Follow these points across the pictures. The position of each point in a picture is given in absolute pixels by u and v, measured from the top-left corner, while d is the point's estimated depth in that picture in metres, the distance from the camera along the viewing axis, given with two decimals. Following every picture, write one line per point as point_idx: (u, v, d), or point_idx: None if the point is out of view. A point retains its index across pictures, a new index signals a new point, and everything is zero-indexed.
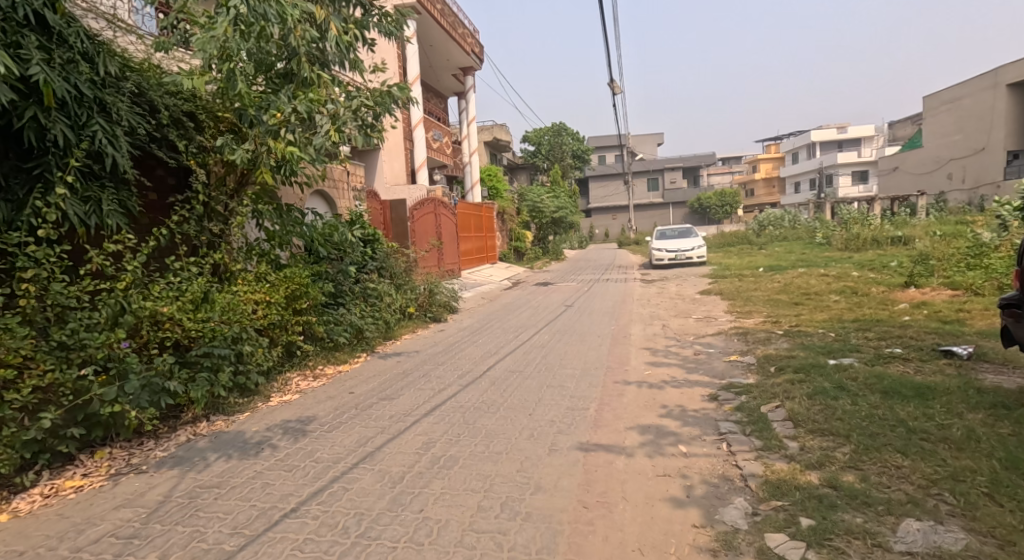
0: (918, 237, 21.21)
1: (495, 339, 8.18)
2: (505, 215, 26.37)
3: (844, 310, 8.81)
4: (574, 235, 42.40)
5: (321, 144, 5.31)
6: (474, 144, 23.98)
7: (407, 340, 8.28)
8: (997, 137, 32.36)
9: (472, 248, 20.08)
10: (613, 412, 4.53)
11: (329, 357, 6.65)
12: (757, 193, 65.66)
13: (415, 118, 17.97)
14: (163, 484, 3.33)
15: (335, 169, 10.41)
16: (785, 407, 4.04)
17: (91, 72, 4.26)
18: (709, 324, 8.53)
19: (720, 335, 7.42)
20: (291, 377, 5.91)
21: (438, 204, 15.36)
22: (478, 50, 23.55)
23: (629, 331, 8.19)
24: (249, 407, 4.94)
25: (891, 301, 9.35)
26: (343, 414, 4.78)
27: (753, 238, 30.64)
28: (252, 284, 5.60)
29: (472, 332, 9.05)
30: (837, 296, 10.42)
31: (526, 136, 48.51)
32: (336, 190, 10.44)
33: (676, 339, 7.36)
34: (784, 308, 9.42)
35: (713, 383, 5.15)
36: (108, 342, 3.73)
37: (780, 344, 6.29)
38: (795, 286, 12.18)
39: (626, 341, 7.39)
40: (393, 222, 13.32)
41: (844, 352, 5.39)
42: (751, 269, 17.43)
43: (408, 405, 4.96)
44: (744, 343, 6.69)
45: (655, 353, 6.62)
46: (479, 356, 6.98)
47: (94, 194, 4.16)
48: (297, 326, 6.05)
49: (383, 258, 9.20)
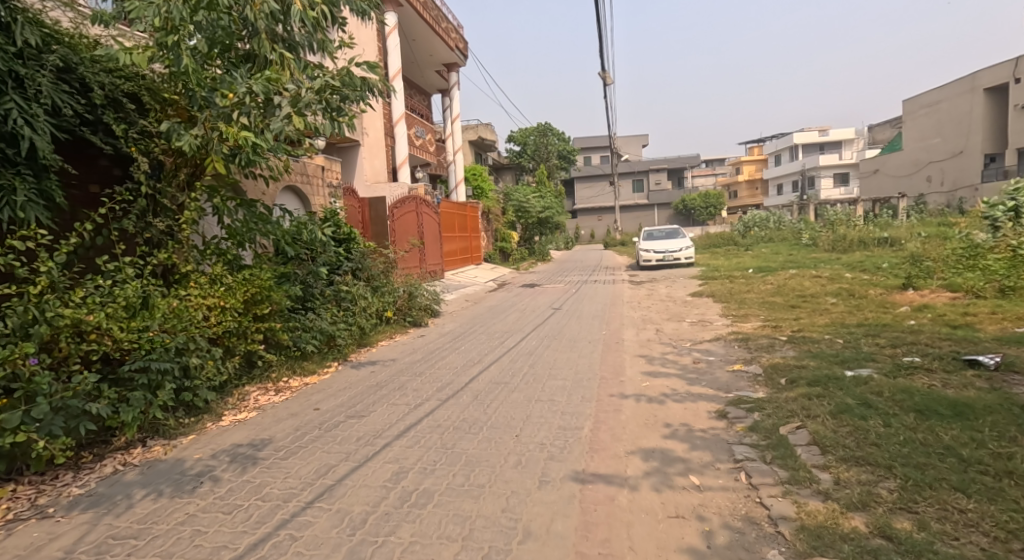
0: (906, 238, 21.09)
1: (478, 345, 7.64)
2: (491, 216, 25.85)
3: (844, 314, 8.40)
4: (560, 236, 42.09)
5: (279, 129, 4.69)
6: (458, 143, 23.46)
7: (384, 347, 7.70)
8: (975, 141, 32.60)
9: (456, 249, 19.51)
10: (610, 433, 4.01)
11: (295, 368, 6.06)
12: (739, 196, 66.07)
13: (396, 114, 17.39)
14: (68, 536, 2.75)
15: (309, 163, 9.87)
16: (807, 427, 3.57)
17: (3, 41, 3.73)
18: (705, 328, 8.07)
19: (718, 341, 6.96)
20: (249, 392, 5.31)
21: (420, 201, 14.75)
22: (461, 46, 22.96)
23: (621, 336, 7.71)
24: (195, 428, 4.35)
25: (890, 304, 8.97)
26: (304, 436, 4.20)
27: (739, 239, 30.49)
28: (205, 288, 5.01)
29: (454, 337, 8.51)
30: (834, 299, 10.02)
31: (512, 136, 48.17)
32: (310, 186, 9.86)
33: (672, 346, 6.88)
34: (781, 313, 9.00)
35: (719, 397, 4.65)
36: (13, 358, 3.19)
37: (785, 353, 5.83)
38: (789, 288, 11.81)
39: (619, 348, 6.90)
40: (373, 221, 12.68)
41: (858, 362, 4.93)
42: (741, 271, 17.08)
43: (379, 425, 4.40)
44: (747, 351, 6.22)
45: (652, 361, 6.13)
46: (461, 364, 6.44)
47: (6, 181, 3.64)
48: (257, 333, 5.46)
49: (359, 259, 8.61)
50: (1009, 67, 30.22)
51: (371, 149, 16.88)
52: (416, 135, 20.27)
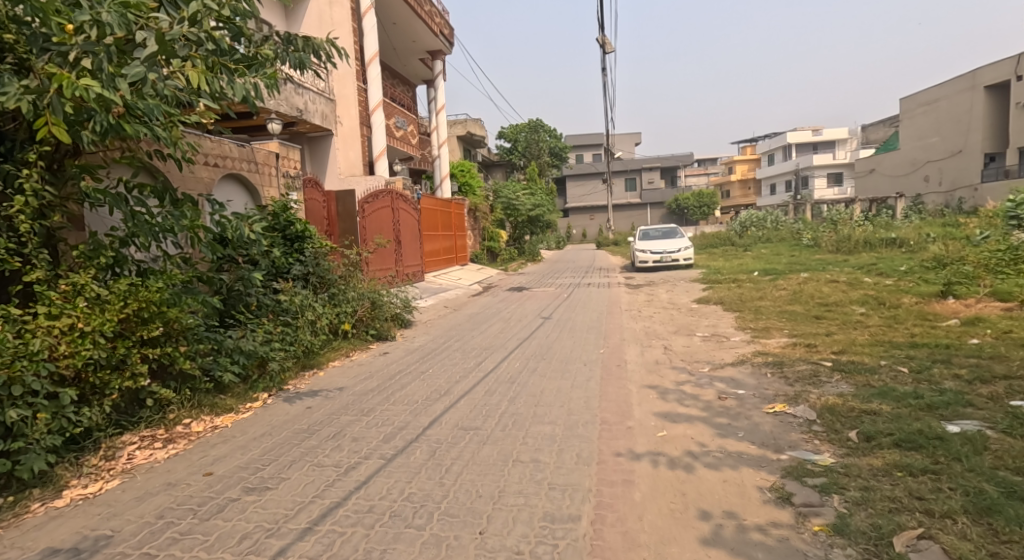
0: (915, 239, 20.00)
1: (451, 367, 6.31)
2: (478, 214, 24.47)
3: (884, 329, 7.12)
4: (551, 236, 40.89)
5: (139, 76, 3.18)
6: (443, 135, 22.12)
7: (334, 370, 6.30)
8: (975, 140, 31.63)
9: (440, 248, 18.11)
10: (621, 531, 2.67)
11: (204, 406, 4.62)
12: (732, 195, 65.19)
13: (373, 101, 16.14)
14: None
15: (258, 150, 8.52)
16: (937, 540, 2.26)
17: None
18: (722, 347, 6.75)
19: (744, 367, 5.63)
20: (127, 445, 3.89)
21: (396, 196, 13.40)
22: (446, 32, 21.60)
23: (624, 356, 6.41)
24: (9, 514, 2.98)
25: (932, 317, 7.71)
26: (164, 529, 2.82)
27: (736, 238, 29.39)
28: (58, 304, 3.60)
29: (424, 354, 7.16)
30: (862, 310, 8.74)
31: (502, 132, 46.93)
32: (259, 175, 8.50)
33: (688, 373, 5.56)
34: (806, 327, 7.72)
35: (769, 462, 3.32)
36: None
37: (839, 387, 4.51)
38: (807, 295, 10.54)
39: (623, 374, 5.59)
40: (341, 217, 11.28)
41: (954, 409, 3.62)
42: (745, 273, 15.83)
43: (285, 508, 3.03)
44: (786, 382, 4.92)
45: (665, 397, 4.81)
46: (423, 397, 5.09)
47: None
48: (143, 364, 4.05)
49: (309, 263, 7.23)
50: (1011, 64, 29.18)
51: (344, 139, 15.69)
52: (398, 126, 18.96)
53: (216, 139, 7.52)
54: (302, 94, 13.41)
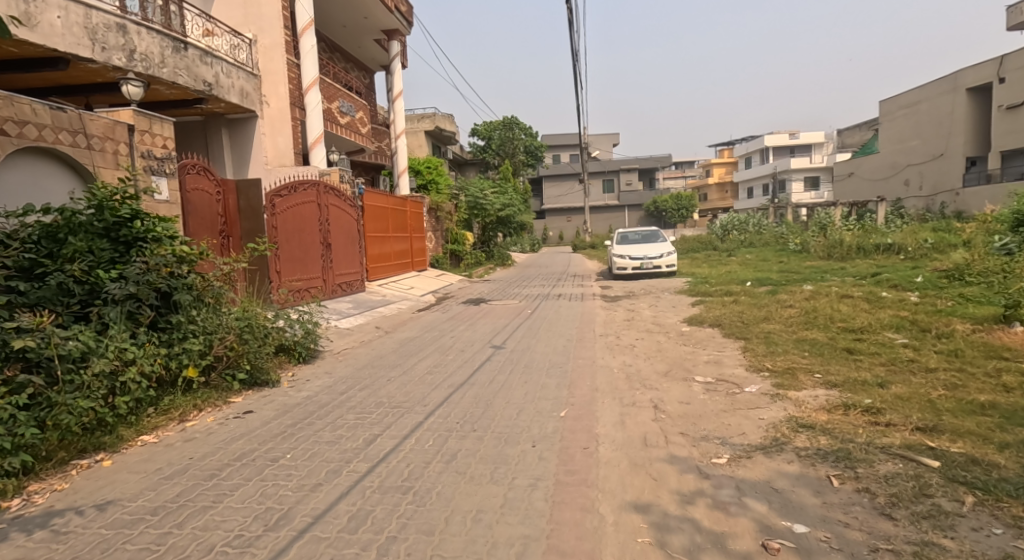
0: (912, 244, 18.26)
1: (323, 448, 4.03)
2: (442, 214, 22.12)
3: (960, 379, 5.00)
4: (525, 239, 38.99)
5: None
6: (400, 126, 19.79)
7: (132, 456, 3.91)
8: (955, 143, 30.38)
9: (391, 252, 15.73)
10: None
11: None
12: (709, 198, 64.04)
13: (308, 78, 13.71)
14: None
15: (95, 118, 6.11)
16: None
17: None
18: (739, 410, 4.58)
19: (787, 460, 3.49)
20: None
21: (325, 189, 11.03)
22: (404, 9, 19.29)
23: (595, 428, 4.21)
24: None
25: (1009, 357, 5.65)
26: None
27: (717, 243, 27.63)
28: None
29: (304, 415, 4.85)
30: (904, 342, 6.68)
31: (476, 129, 44.82)
32: (96, 153, 6.11)
33: (698, 474, 3.38)
34: (844, 370, 5.61)
35: None
36: None
37: (1001, 544, 2.37)
38: (825, 315, 8.47)
39: (591, 475, 3.39)
40: (243, 214, 9.03)
41: None
42: (738, 283, 13.84)
43: None
44: (877, 507, 2.79)
45: (666, 545, 2.63)
46: (231, 535, 2.81)
47: None
48: None
49: (141, 281, 4.86)
50: (994, 65, 27.90)
51: (272, 122, 13.24)
52: (342, 111, 16.53)
53: (5, 94, 5.16)
54: (212, 65, 11.13)
